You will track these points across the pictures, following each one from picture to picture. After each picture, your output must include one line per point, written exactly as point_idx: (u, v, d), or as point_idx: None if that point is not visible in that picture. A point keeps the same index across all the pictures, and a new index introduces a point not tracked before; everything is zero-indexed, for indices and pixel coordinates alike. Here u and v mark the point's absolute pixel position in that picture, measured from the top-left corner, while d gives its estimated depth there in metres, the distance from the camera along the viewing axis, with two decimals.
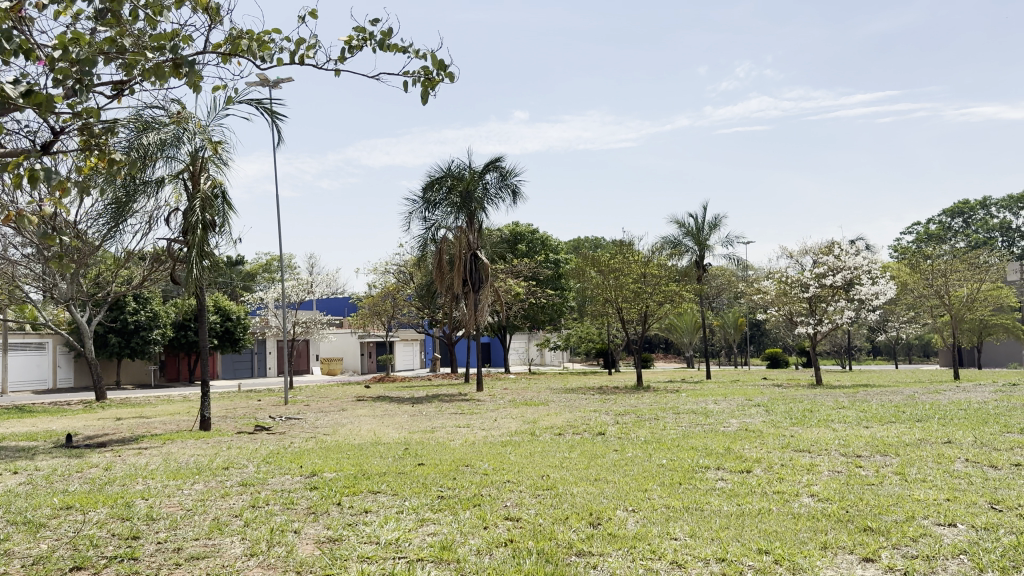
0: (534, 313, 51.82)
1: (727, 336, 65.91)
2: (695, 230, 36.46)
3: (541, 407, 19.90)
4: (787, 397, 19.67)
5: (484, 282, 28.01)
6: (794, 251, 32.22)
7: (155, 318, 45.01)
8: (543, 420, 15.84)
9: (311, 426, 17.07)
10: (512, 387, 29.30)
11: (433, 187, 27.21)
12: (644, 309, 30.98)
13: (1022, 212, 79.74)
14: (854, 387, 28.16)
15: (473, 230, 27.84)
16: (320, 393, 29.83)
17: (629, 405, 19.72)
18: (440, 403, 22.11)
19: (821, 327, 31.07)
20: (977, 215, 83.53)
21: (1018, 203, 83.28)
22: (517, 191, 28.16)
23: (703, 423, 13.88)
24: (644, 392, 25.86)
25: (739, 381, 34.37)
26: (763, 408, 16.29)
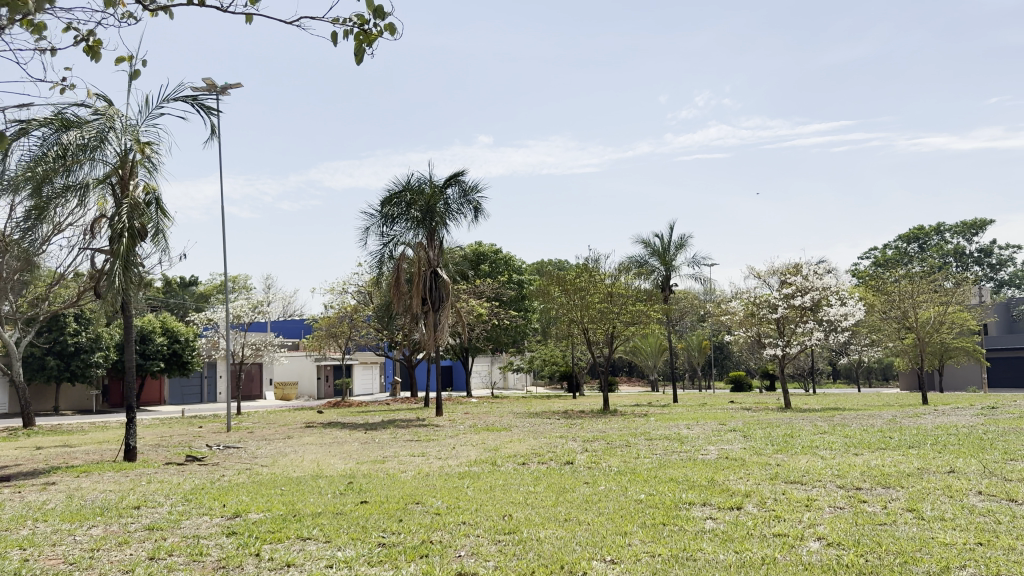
0: (496, 335, 50.63)
1: (692, 359, 65.27)
2: (661, 249, 35.66)
3: (503, 432, 18.62)
4: (762, 421, 18.65)
5: (444, 301, 26.62)
6: (761, 271, 31.48)
7: (97, 341, 42.91)
8: (504, 448, 14.56)
9: (250, 456, 15.56)
10: (473, 412, 27.98)
11: (392, 200, 25.98)
12: (611, 329, 29.86)
13: (976, 237, 80.88)
14: (825, 411, 27.37)
15: (433, 247, 26.58)
16: (269, 419, 28.22)
17: (597, 430, 18.52)
18: (396, 429, 20.73)
19: (789, 349, 30.59)
20: (932, 241, 84.57)
21: (972, 229, 84.54)
22: (480, 207, 27.02)
23: (680, 451, 12.69)
24: (611, 417, 24.74)
25: (707, 406, 33.42)
26: (742, 433, 15.20)
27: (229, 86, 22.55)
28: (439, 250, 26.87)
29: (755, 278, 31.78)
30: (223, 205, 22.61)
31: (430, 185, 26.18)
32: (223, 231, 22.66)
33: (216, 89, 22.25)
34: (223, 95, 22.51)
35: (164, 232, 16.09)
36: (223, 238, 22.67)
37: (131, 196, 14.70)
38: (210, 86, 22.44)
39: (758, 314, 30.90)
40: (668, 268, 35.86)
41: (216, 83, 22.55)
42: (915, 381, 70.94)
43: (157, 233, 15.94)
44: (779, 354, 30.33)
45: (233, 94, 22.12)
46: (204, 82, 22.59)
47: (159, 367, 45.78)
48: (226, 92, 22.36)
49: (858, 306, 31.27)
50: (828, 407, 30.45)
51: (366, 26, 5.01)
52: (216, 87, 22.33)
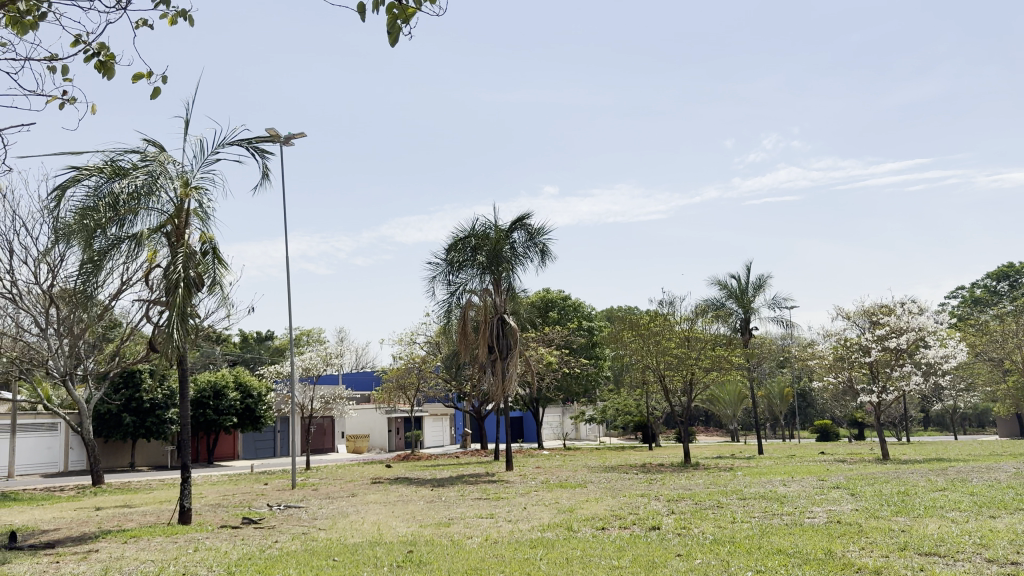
0: (567, 384, 49.29)
1: (773, 407, 62.31)
2: (739, 291, 34.03)
3: (578, 490, 17.31)
4: (867, 475, 16.84)
5: (513, 349, 25.57)
6: (852, 311, 29.53)
7: (171, 397, 43.29)
8: (580, 509, 13.27)
9: (309, 517, 14.67)
10: (546, 465, 26.61)
11: (457, 247, 25.28)
12: (689, 376, 28.26)
13: None
14: (930, 462, 25.07)
15: (500, 293, 25.72)
16: (336, 474, 27.44)
17: (682, 487, 17.02)
18: (463, 486, 19.56)
19: (885, 395, 28.51)
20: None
21: None
22: (547, 250, 26.10)
23: (782, 514, 11.18)
24: (695, 471, 23.02)
25: (797, 457, 31.22)
26: (850, 490, 13.56)
27: (293, 136, 22.39)
28: (506, 296, 25.99)
29: (845, 319, 29.85)
30: (286, 256, 22.24)
31: (495, 229, 25.45)
32: (288, 283, 22.28)
33: (280, 139, 22.12)
34: (287, 145, 22.36)
35: (222, 281, 15.64)
36: (287, 290, 22.26)
37: (186, 243, 14.27)
38: (273, 136, 22.34)
39: (850, 357, 28.95)
40: (748, 311, 34.14)
41: (279, 133, 22.42)
42: (1018, 428, 66.21)
43: (214, 283, 15.50)
44: (876, 401, 28.24)
45: (296, 144, 21.95)
46: (267, 133, 22.50)
47: (231, 422, 45.72)
48: (289, 142, 22.18)
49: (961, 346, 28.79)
50: (932, 459, 28.01)
51: (401, 4, 4.40)
52: (280, 138, 22.22)
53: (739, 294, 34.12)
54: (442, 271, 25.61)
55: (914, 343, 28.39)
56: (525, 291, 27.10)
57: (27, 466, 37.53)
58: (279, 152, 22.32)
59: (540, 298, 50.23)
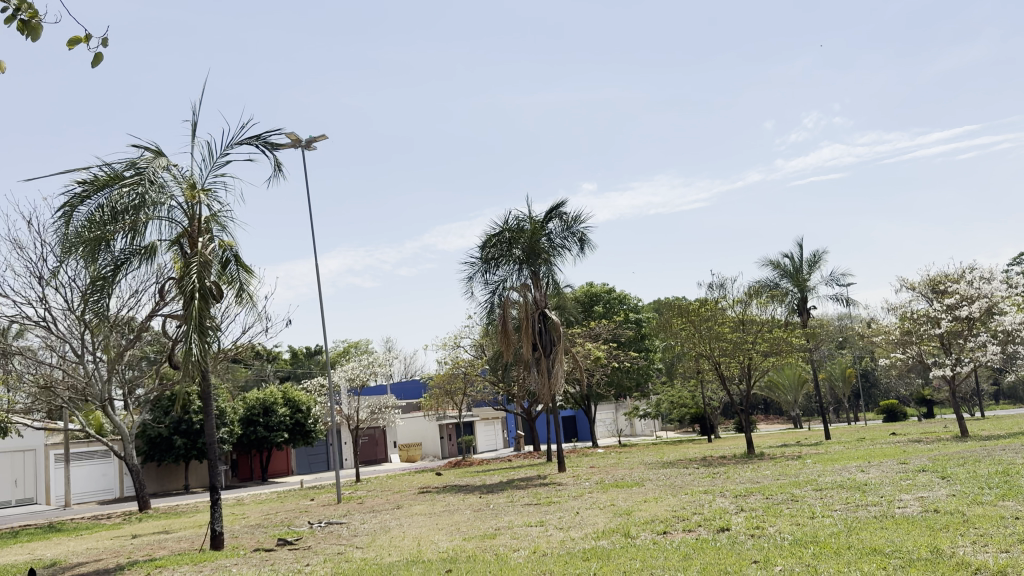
0: (618, 379, 47.97)
1: (835, 390, 60.08)
2: (792, 270, 32.43)
3: (636, 489, 16.13)
4: (955, 455, 15.32)
5: (557, 344, 24.46)
6: (916, 282, 27.78)
7: (220, 417, 43.12)
8: (638, 511, 12.11)
9: (349, 535, 13.76)
10: (602, 464, 25.41)
11: (491, 243, 24.21)
12: (746, 361, 26.70)
13: None
14: (1016, 437, 23.25)
15: (539, 288, 24.63)
16: (385, 485, 26.62)
17: (750, 480, 15.73)
18: (514, 491, 18.50)
19: (959, 368, 26.76)
20: None
21: None
22: (586, 239, 24.95)
23: (867, 505, 9.88)
24: (759, 462, 21.63)
25: (867, 440, 29.55)
26: (943, 472, 12.15)
27: (316, 139, 21.69)
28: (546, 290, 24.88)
29: (908, 291, 28.12)
30: (317, 263, 21.56)
31: (529, 221, 24.35)
32: (319, 291, 21.56)
33: (301, 143, 21.43)
34: (309, 149, 21.66)
35: (250, 290, 14.79)
36: (319, 298, 21.55)
37: (201, 251, 13.44)
38: (295, 140, 21.64)
39: (917, 331, 27.30)
40: (804, 290, 32.50)
41: (300, 137, 21.70)
42: None
43: (242, 292, 14.66)
44: (948, 375, 26.50)
45: (318, 148, 21.23)
46: (288, 137, 21.82)
47: (282, 438, 45.39)
48: (311, 146, 21.48)
49: None
50: (1016, 433, 26.11)
51: None
52: (301, 141, 21.50)
53: (794, 274, 32.47)
54: (479, 270, 24.56)
55: (988, 310, 26.55)
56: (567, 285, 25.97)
57: (83, 494, 37.59)
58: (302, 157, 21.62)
59: (585, 292, 48.91)
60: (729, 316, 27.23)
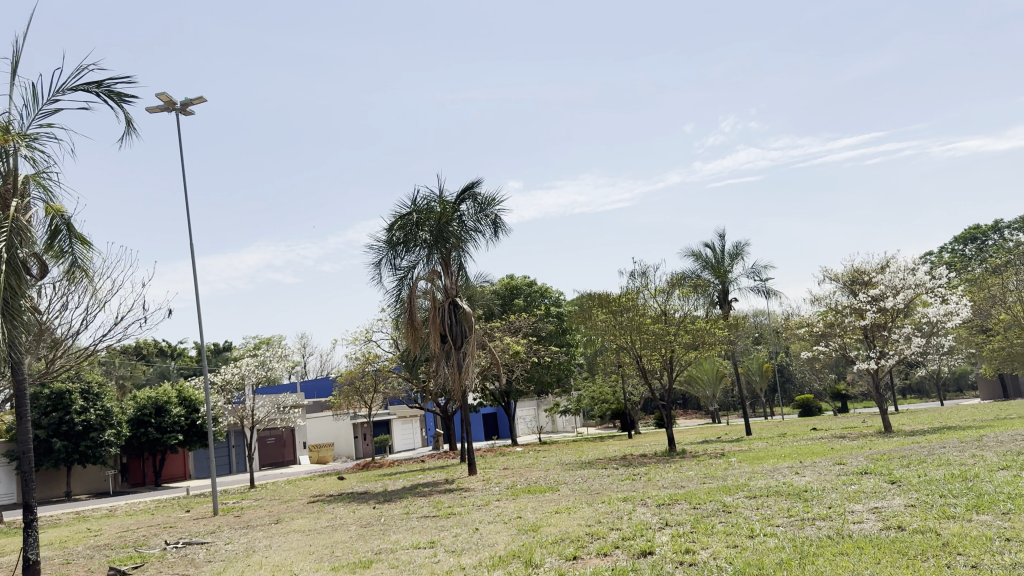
0: (538, 374, 46.33)
1: (754, 384, 59.98)
2: (714, 261, 31.37)
3: (547, 496, 14.29)
4: (895, 454, 13.95)
5: (468, 336, 22.33)
6: (839, 273, 26.88)
7: (107, 417, 39.69)
8: (547, 527, 10.21)
9: (204, 561, 11.47)
10: (516, 466, 23.54)
11: (396, 226, 21.64)
12: (668, 355, 25.26)
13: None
14: (943, 431, 22.40)
15: (450, 275, 22.43)
16: (278, 492, 24.17)
17: (675, 483, 14.05)
18: (414, 500, 16.42)
19: (884, 361, 25.90)
20: (991, 240, 78.50)
21: None
22: (500, 222, 22.99)
23: (815, 520, 8.25)
24: (684, 461, 20.14)
25: (789, 436, 28.61)
26: (893, 475, 10.63)
27: (191, 102, 19.49)
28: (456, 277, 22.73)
29: (831, 282, 27.22)
30: (190, 241, 19.32)
31: (440, 202, 21.99)
32: (194, 273, 19.27)
33: (173, 107, 19.21)
34: (184, 113, 19.44)
35: (87, 265, 12.27)
36: (194, 281, 19.29)
37: (14, 215, 10.90)
38: (167, 104, 19.40)
39: (841, 323, 26.41)
40: (725, 282, 31.44)
41: (173, 99, 19.51)
42: (1000, 389, 64.54)
43: (75, 268, 12.15)
44: (872, 367, 25.66)
45: (193, 113, 19.09)
46: (160, 99, 19.60)
47: (176, 440, 42.12)
48: (186, 109, 19.26)
49: (966, 302, 25.47)
50: (940, 428, 25.42)
51: None
52: (175, 105, 19.27)
53: (717, 265, 31.33)
54: (386, 257, 21.93)
55: (912, 300, 25.75)
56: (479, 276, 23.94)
57: None
58: (176, 122, 19.40)
59: (505, 285, 46.85)
60: (650, 307, 25.76)
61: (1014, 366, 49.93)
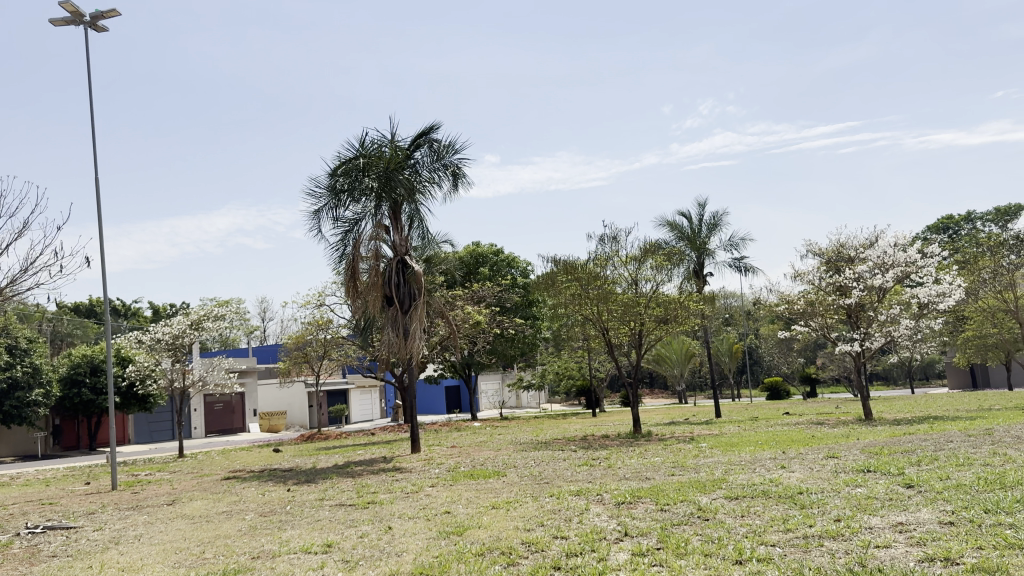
0: (501, 347, 44.25)
1: (723, 365, 58.48)
2: (691, 233, 29.29)
3: (488, 484, 12.11)
4: (896, 448, 11.92)
5: (417, 299, 19.84)
6: (824, 248, 24.97)
7: (35, 375, 36.87)
8: (475, 531, 8.02)
9: (48, 555, 9.12)
10: (467, 444, 21.39)
11: (340, 170, 19.10)
12: (638, 328, 23.14)
13: (1010, 222, 73.84)
14: (932, 421, 20.63)
15: (400, 230, 19.90)
16: (203, 464, 21.88)
17: (639, 473, 11.92)
18: (340, 482, 14.18)
19: (868, 344, 24.06)
20: (964, 230, 77.86)
21: (1008, 214, 76.62)
22: (459, 176, 20.46)
23: (825, 540, 6.16)
24: (651, 445, 18.12)
25: (763, 421, 26.81)
26: (911, 476, 8.61)
27: (102, 16, 16.70)
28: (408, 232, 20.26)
29: (816, 257, 25.27)
30: (96, 177, 16.69)
31: (392, 146, 19.46)
32: (98, 213, 16.66)
33: (81, 18, 16.45)
34: (94, 27, 16.68)
35: None
36: (98, 223, 16.68)
37: None
38: (75, 16, 16.61)
39: (823, 302, 24.56)
40: (701, 254, 29.43)
41: (82, 11, 16.71)
42: (968, 379, 63.71)
43: None
44: (855, 350, 23.81)
45: (103, 25, 16.30)
46: (67, 11, 16.79)
47: (112, 403, 39.44)
48: (95, 22, 16.44)
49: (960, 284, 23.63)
50: (924, 416, 23.67)
51: None
52: (82, 17, 16.47)
53: (695, 237, 29.23)
54: (328, 204, 19.39)
55: (901, 279, 23.88)
56: (434, 235, 21.42)
57: None
58: (82, 36, 16.59)
59: (469, 252, 44.21)
60: (620, 277, 23.38)
61: (987, 356, 48.78)
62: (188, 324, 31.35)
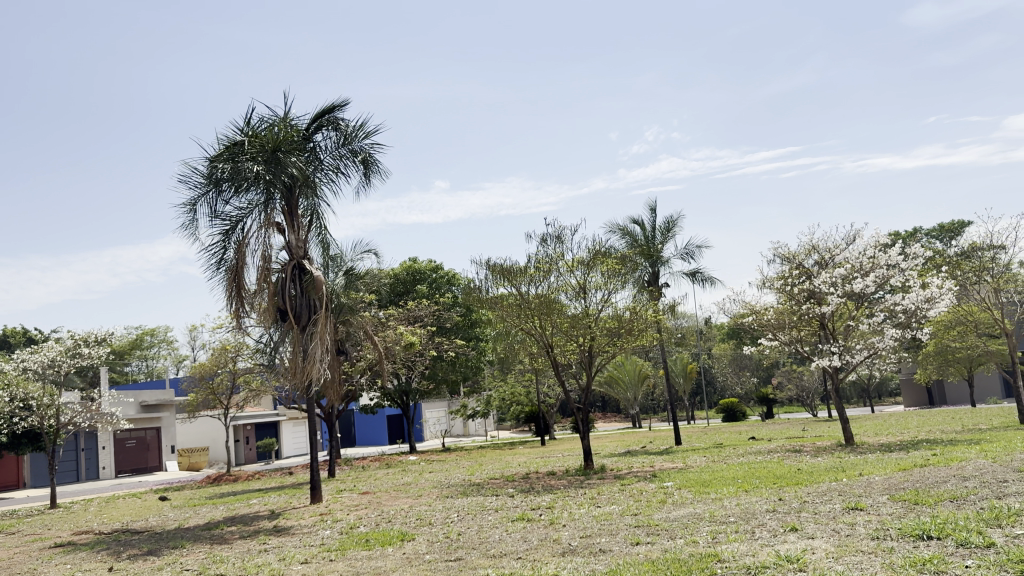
0: (441, 372, 40.60)
1: (676, 387, 55.66)
2: (641, 239, 26.29)
3: (377, 561, 8.57)
4: (938, 492, 8.71)
5: (317, 312, 16.05)
6: (794, 250, 22.09)
7: None
8: None
9: None
10: (388, 487, 17.77)
11: (220, 154, 15.50)
12: (589, 343, 19.73)
13: (957, 238, 73.05)
14: (930, 445, 17.73)
15: (296, 227, 16.24)
16: (61, 520, 17.88)
17: (590, 539, 8.52)
18: (187, 555, 10.49)
19: (848, 357, 21.20)
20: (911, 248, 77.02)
21: (953, 230, 75.94)
22: (371, 164, 16.74)
23: None
24: (607, 485, 14.72)
25: (730, 448, 23.80)
26: (1023, 555, 5.37)
27: None
28: (308, 231, 16.69)
29: (784, 262, 22.35)
30: None
31: (283, 126, 15.86)
32: None
33: None
34: None
35: None
36: None
37: None
38: None
39: (794, 312, 21.72)
40: (655, 262, 26.39)
41: None
42: (923, 397, 62.06)
43: None
44: (833, 365, 20.96)
45: None
46: None
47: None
48: None
49: (948, 288, 20.90)
50: (911, 439, 20.83)
51: None
52: None
53: (650, 244, 26.19)
54: (206, 195, 15.85)
55: (881, 283, 21.09)
56: (340, 237, 17.68)
57: None
58: None
59: (405, 269, 40.35)
60: (567, 285, 19.52)
61: (949, 372, 46.81)
62: (64, 349, 26.49)
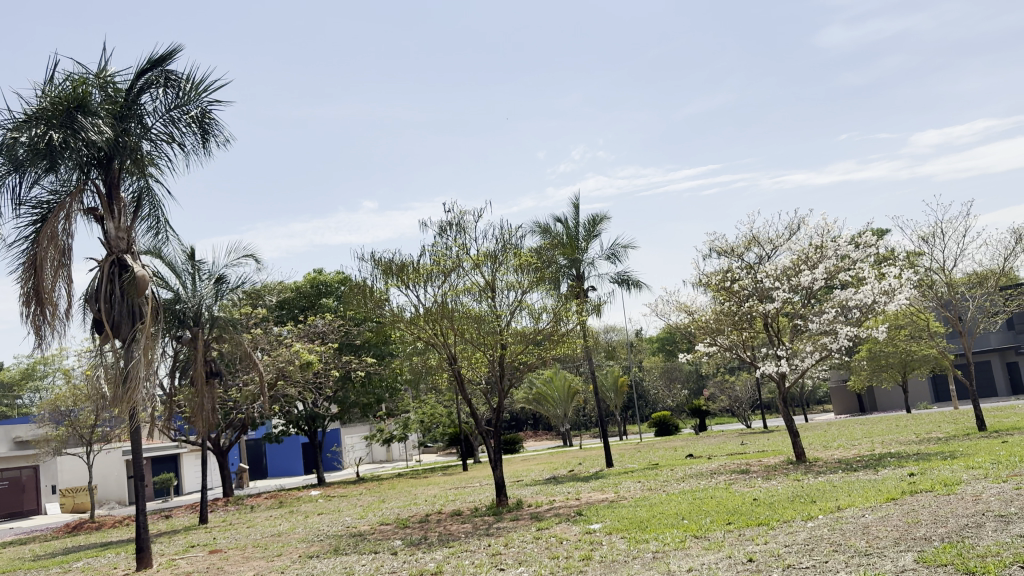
0: (353, 395, 36.96)
1: (609, 401, 53.07)
2: (565, 238, 23.45)
3: None
4: (985, 549, 5.83)
5: (141, 320, 12.62)
6: (734, 242, 19.53)
7: None
8: None
9: None
10: (253, 541, 14.24)
11: (16, 123, 11.80)
12: (500, 353, 16.61)
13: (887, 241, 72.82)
14: (900, 460, 15.16)
15: (117, 213, 12.94)
16: None
17: None
18: None
19: (797, 362, 18.67)
20: None
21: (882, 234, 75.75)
22: (208, 128, 14.00)
23: None
24: (521, 530, 11.62)
25: (669, 470, 21.05)
26: None
27: None
28: (133, 220, 13.39)
29: (722, 257, 19.78)
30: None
31: (100, 84, 12.59)
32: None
33: None
34: None
35: None
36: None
37: None
38: None
39: (736, 312, 19.11)
40: (579, 263, 23.55)
41: None
42: (855, 404, 60.97)
43: None
44: (781, 371, 18.43)
45: None
46: None
47: None
48: None
49: (905, 281, 18.67)
50: (870, 453, 18.39)
51: None
52: None
53: (573, 242, 23.33)
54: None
55: (833, 275, 18.65)
56: (176, 223, 14.61)
57: None
58: None
59: (309, 281, 36.56)
60: (471, 285, 16.29)
61: (883, 378, 45.37)
62: None
